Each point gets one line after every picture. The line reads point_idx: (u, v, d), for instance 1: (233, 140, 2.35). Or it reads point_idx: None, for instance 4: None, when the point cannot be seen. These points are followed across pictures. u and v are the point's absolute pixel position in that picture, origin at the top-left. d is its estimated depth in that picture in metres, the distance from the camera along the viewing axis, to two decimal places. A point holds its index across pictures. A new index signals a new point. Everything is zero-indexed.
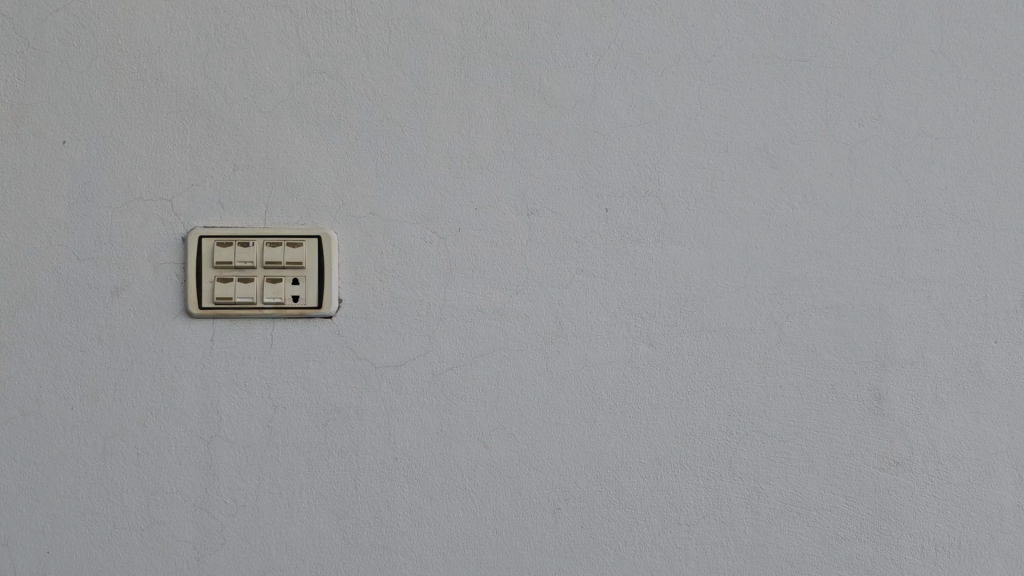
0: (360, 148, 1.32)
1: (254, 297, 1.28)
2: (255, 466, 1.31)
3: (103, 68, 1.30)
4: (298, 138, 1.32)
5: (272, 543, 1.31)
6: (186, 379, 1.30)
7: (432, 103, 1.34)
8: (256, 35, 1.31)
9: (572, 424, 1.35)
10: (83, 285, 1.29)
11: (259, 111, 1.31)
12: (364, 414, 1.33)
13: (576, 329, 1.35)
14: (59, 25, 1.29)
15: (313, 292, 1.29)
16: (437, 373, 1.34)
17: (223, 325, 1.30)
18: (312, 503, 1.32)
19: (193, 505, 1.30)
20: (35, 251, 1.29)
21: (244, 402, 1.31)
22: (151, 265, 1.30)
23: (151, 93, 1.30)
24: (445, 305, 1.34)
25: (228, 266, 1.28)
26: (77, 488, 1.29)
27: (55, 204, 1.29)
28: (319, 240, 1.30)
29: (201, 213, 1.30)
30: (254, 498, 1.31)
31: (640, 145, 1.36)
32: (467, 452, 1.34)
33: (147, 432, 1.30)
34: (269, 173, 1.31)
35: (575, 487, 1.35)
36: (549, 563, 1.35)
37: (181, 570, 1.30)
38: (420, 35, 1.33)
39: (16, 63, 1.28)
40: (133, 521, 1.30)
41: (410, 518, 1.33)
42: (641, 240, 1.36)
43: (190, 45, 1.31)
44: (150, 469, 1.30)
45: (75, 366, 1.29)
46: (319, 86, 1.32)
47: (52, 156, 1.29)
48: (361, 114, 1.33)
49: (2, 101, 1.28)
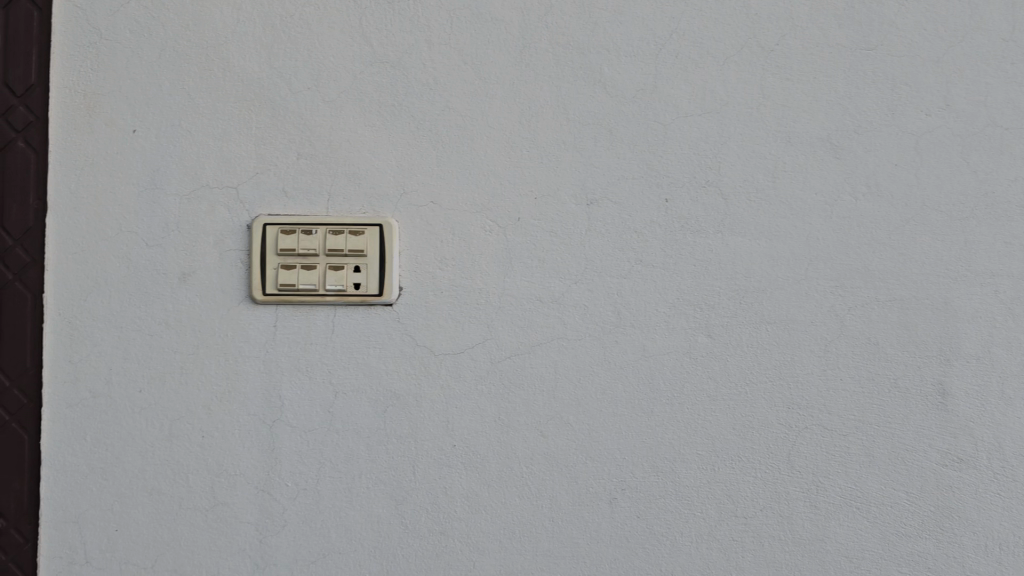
0: (421, 138, 1.34)
1: (316, 284, 1.30)
2: (316, 451, 1.33)
3: (171, 58, 1.32)
4: (361, 128, 1.33)
5: (332, 526, 1.34)
6: (250, 364, 1.33)
7: (493, 92, 1.34)
8: (320, 26, 1.33)
9: (629, 415, 1.35)
10: (151, 271, 1.32)
11: (323, 101, 1.33)
12: (423, 402, 1.34)
13: (635, 320, 1.35)
14: (131, 16, 1.32)
15: (375, 279, 1.31)
16: (496, 362, 1.34)
17: (286, 311, 1.33)
18: (371, 488, 1.34)
19: (256, 488, 1.33)
20: (106, 237, 1.32)
21: (306, 387, 1.33)
22: (217, 252, 1.32)
23: (218, 83, 1.32)
24: (504, 295, 1.34)
25: (292, 254, 1.30)
26: (145, 469, 1.33)
27: (125, 191, 1.32)
28: (380, 229, 1.31)
29: (266, 202, 1.32)
30: (315, 482, 1.33)
31: (701, 135, 1.35)
32: (525, 440, 1.35)
33: (212, 415, 1.33)
34: (331, 162, 1.33)
35: (631, 477, 1.35)
36: (605, 552, 1.35)
37: (243, 551, 1.33)
38: (482, 26, 1.34)
39: (89, 53, 1.32)
40: (197, 502, 1.33)
41: (467, 505, 1.34)
42: (700, 231, 1.35)
43: (255, 36, 1.33)
44: (214, 451, 1.33)
45: (143, 350, 1.32)
46: (381, 76, 1.33)
47: (121, 145, 1.32)
48: (423, 104, 1.33)
49: (75, 91, 1.32)
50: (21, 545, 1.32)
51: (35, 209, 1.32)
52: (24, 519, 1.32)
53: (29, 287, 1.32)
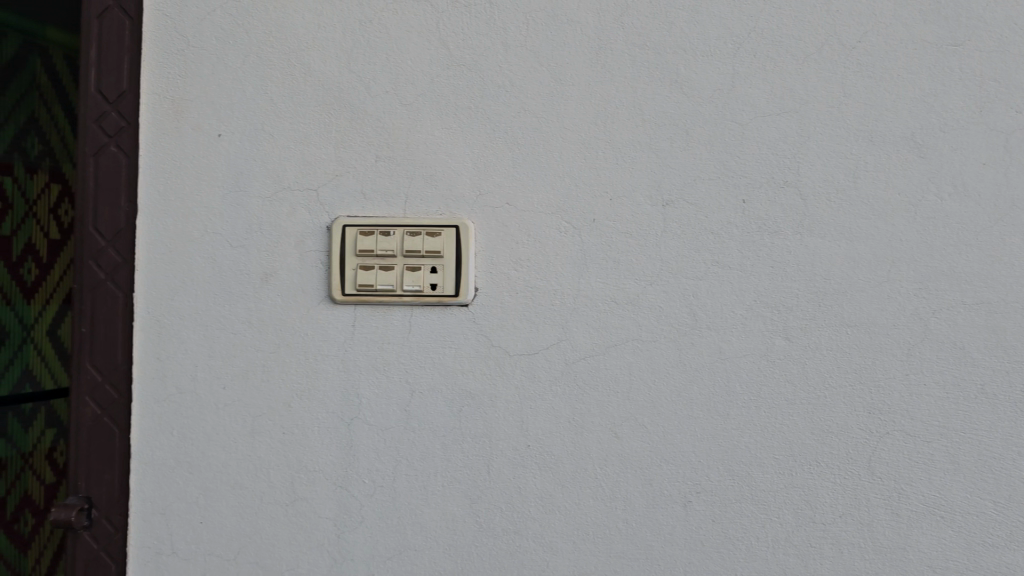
0: (497, 140, 1.34)
1: (394, 284, 1.33)
2: (393, 448, 1.35)
3: (255, 64, 1.36)
4: (437, 130, 1.35)
5: (408, 523, 1.36)
6: (329, 363, 1.36)
7: (569, 93, 1.34)
8: (398, 30, 1.35)
9: (705, 418, 1.34)
10: (235, 271, 1.36)
11: (400, 104, 1.35)
12: (498, 401, 1.35)
13: (711, 321, 1.34)
14: (216, 23, 1.36)
15: (451, 280, 1.33)
16: (571, 363, 1.35)
17: (364, 311, 1.35)
18: (447, 486, 1.35)
19: (335, 484, 1.36)
20: (192, 238, 1.36)
21: (383, 386, 1.35)
22: (298, 252, 1.35)
23: (300, 87, 1.35)
24: (579, 296, 1.34)
25: (370, 255, 1.33)
26: (228, 463, 1.36)
27: (210, 193, 1.36)
28: (457, 230, 1.33)
29: (345, 204, 1.35)
30: (392, 479, 1.35)
31: (780, 135, 1.33)
32: (599, 442, 1.35)
33: (292, 412, 1.36)
34: (409, 164, 1.35)
35: (707, 481, 1.34)
36: (679, 555, 1.34)
37: (322, 545, 1.36)
38: (557, 27, 1.34)
39: (177, 60, 1.36)
40: (278, 497, 1.36)
41: (541, 505, 1.35)
42: (778, 232, 1.33)
43: (335, 41, 1.35)
44: (294, 447, 1.36)
45: (227, 348, 1.36)
46: (458, 78, 1.34)
47: (207, 149, 1.36)
48: (499, 105, 1.34)
49: (164, 97, 1.36)
50: (111, 534, 1.37)
51: (126, 211, 1.37)
52: (114, 509, 1.37)
53: (119, 285, 1.37)
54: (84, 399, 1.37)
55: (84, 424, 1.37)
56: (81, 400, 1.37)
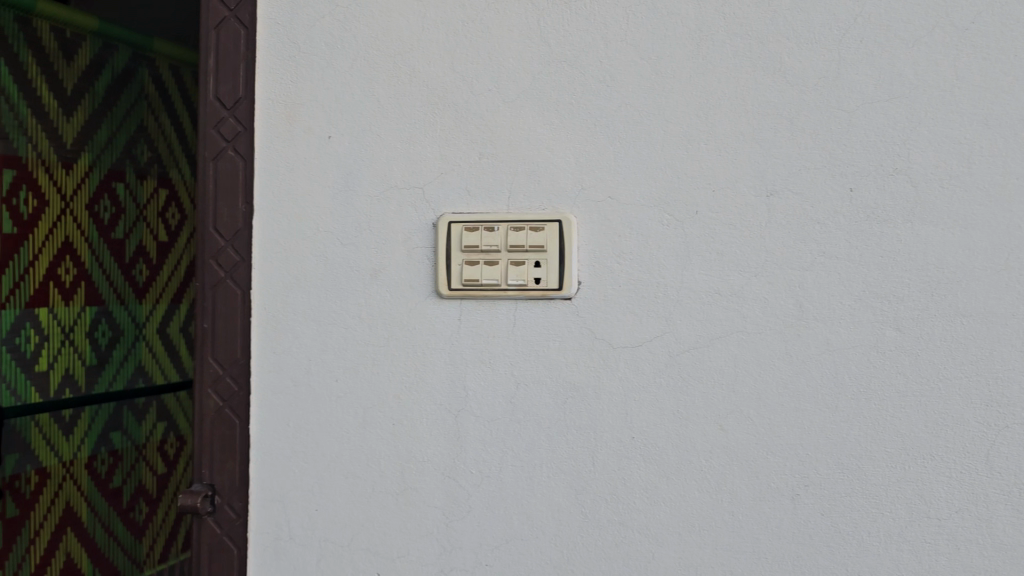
0: (598, 135, 1.36)
1: (499, 279, 1.36)
2: (499, 440, 1.38)
3: (363, 67, 1.40)
4: (539, 126, 1.37)
5: (514, 513, 1.38)
6: (436, 356, 1.39)
7: (669, 86, 1.34)
8: (500, 29, 1.37)
9: (812, 410, 1.32)
10: (345, 268, 1.41)
11: (503, 101, 1.37)
12: (602, 393, 1.36)
13: (818, 313, 1.32)
14: (326, 29, 1.41)
15: (555, 273, 1.35)
16: (675, 355, 1.35)
17: (470, 305, 1.38)
18: (552, 477, 1.37)
19: (443, 474, 1.39)
20: (305, 236, 1.42)
21: (489, 378, 1.38)
22: (405, 249, 1.39)
23: (405, 88, 1.39)
24: (682, 287, 1.35)
25: (475, 250, 1.36)
26: (341, 453, 1.42)
27: (321, 193, 1.41)
28: (560, 224, 1.35)
29: (450, 201, 1.38)
30: (498, 470, 1.38)
31: (889, 122, 1.30)
32: (704, 434, 1.34)
33: (401, 404, 1.40)
34: (511, 160, 1.37)
35: (815, 473, 1.33)
36: (788, 549, 1.33)
37: (431, 533, 1.40)
38: (657, 20, 1.34)
39: (290, 66, 1.42)
40: (389, 486, 1.41)
41: (647, 496, 1.36)
42: (888, 221, 1.30)
43: (438, 43, 1.38)
44: (403, 438, 1.40)
45: (339, 341, 1.41)
46: (559, 75, 1.36)
47: (318, 150, 1.41)
48: (599, 100, 1.35)
49: (278, 102, 1.42)
50: (233, 520, 1.45)
51: (243, 212, 1.43)
52: (236, 496, 1.44)
53: (238, 283, 1.43)
54: (207, 392, 1.44)
55: (207, 415, 1.45)
56: (205, 392, 1.45)
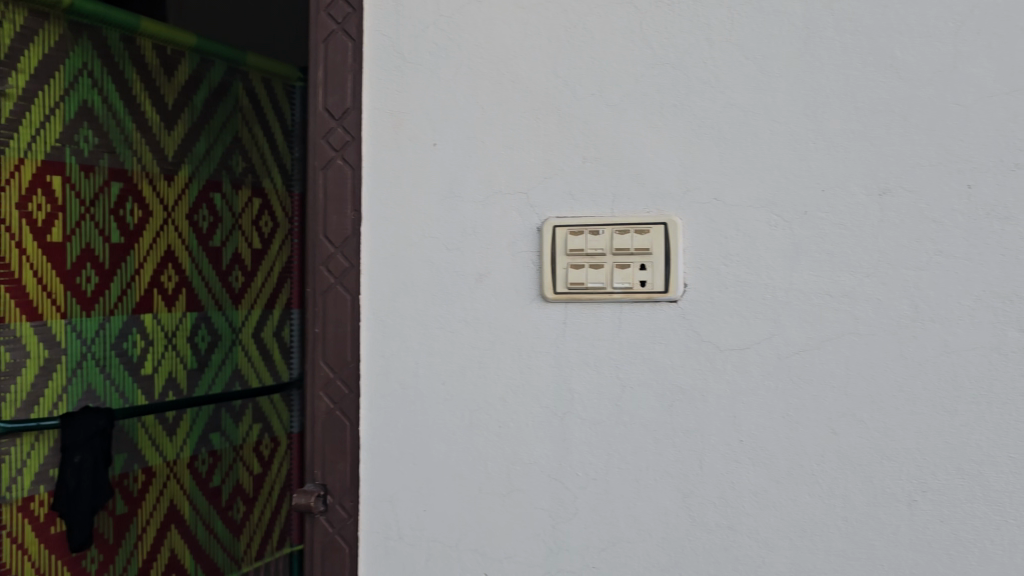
0: (703, 136, 1.35)
1: (604, 282, 1.36)
2: (605, 442, 1.39)
3: (467, 75, 1.42)
4: (643, 129, 1.36)
5: (621, 515, 1.38)
6: (542, 359, 1.40)
7: (776, 85, 1.32)
8: (602, 33, 1.38)
9: (930, 414, 1.28)
10: (451, 273, 1.43)
11: (606, 105, 1.38)
12: (709, 396, 1.35)
13: (935, 313, 1.28)
14: (431, 39, 1.44)
15: (660, 275, 1.35)
16: (784, 357, 1.33)
17: (575, 308, 1.39)
18: (659, 480, 1.37)
19: (549, 476, 1.41)
20: (412, 242, 1.45)
21: (594, 381, 1.39)
22: (509, 253, 1.41)
23: (509, 94, 1.41)
24: (791, 289, 1.32)
25: (580, 254, 1.37)
26: (448, 455, 1.44)
27: (427, 200, 1.44)
28: (665, 227, 1.35)
29: (555, 205, 1.39)
30: (604, 472, 1.39)
31: (1009, 115, 1.25)
32: (816, 438, 1.32)
33: (507, 406, 1.42)
34: (615, 164, 1.37)
35: (933, 479, 1.28)
36: (905, 556, 1.29)
37: (538, 535, 1.41)
38: (763, 19, 1.32)
39: (396, 76, 1.45)
40: (495, 488, 1.42)
41: (756, 500, 1.34)
42: (1010, 219, 1.25)
43: (541, 49, 1.40)
44: (510, 440, 1.42)
45: (445, 345, 1.44)
46: (662, 77, 1.36)
47: (423, 158, 1.44)
48: (704, 101, 1.34)
49: (385, 112, 1.46)
50: (345, 519, 1.49)
51: (352, 219, 1.47)
52: (347, 496, 1.49)
53: (348, 288, 1.48)
54: (319, 394, 1.49)
55: (319, 416, 1.50)
56: (316, 394, 1.50)
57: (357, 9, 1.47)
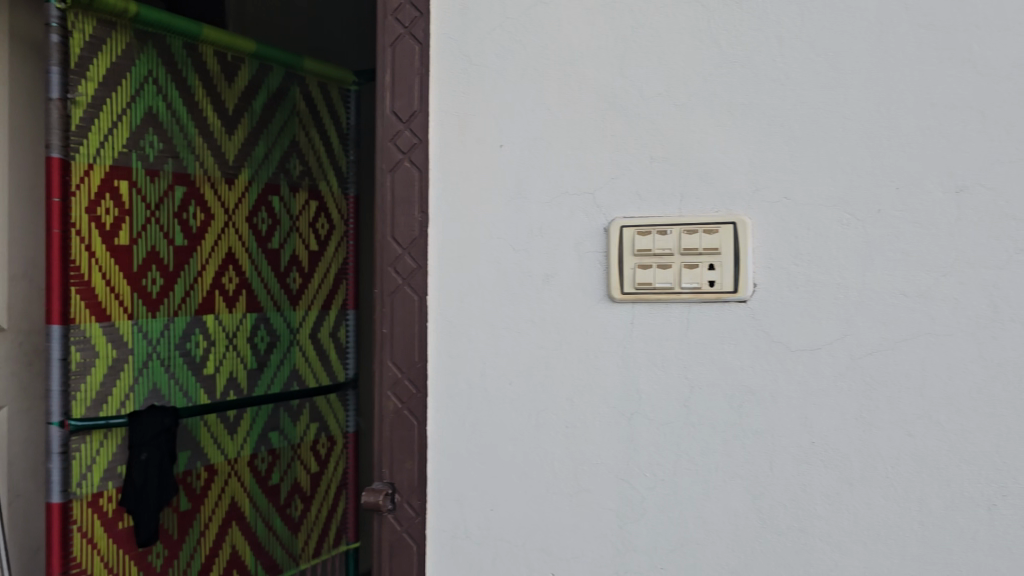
0: (773, 134, 1.33)
1: (672, 282, 1.36)
2: (674, 443, 1.38)
3: (533, 76, 1.43)
4: (711, 128, 1.36)
5: (690, 516, 1.38)
6: (609, 359, 1.40)
7: (848, 82, 1.30)
8: (669, 32, 1.37)
9: (1010, 417, 1.23)
10: (518, 274, 1.44)
11: (673, 104, 1.37)
12: (779, 397, 1.34)
13: (1016, 314, 1.23)
14: (497, 41, 1.45)
15: (729, 276, 1.34)
16: (857, 358, 1.30)
17: (643, 309, 1.39)
18: (728, 481, 1.36)
19: (617, 476, 1.40)
20: (479, 243, 1.46)
21: (662, 381, 1.38)
22: (576, 254, 1.42)
23: (575, 95, 1.41)
24: (865, 289, 1.30)
25: (648, 254, 1.37)
26: (515, 455, 1.45)
27: (493, 201, 1.45)
28: (734, 227, 1.34)
29: (622, 206, 1.39)
30: (673, 473, 1.38)
31: None
32: (890, 440, 1.29)
33: (574, 407, 1.42)
34: (683, 164, 1.37)
35: (1014, 482, 1.23)
36: (984, 563, 1.25)
37: (606, 535, 1.41)
38: (834, 15, 1.30)
39: (463, 79, 1.47)
40: (562, 488, 1.43)
41: (828, 503, 1.32)
42: None
43: (607, 50, 1.40)
44: (577, 440, 1.42)
45: (513, 345, 1.45)
46: (731, 76, 1.35)
47: (490, 160, 1.46)
48: (774, 100, 1.33)
49: (452, 114, 1.48)
50: (413, 517, 1.51)
51: (419, 221, 1.50)
52: (414, 494, 1.51)
53: (415, 290, 1.50)
54: (387, 393, 1.52)
55: (387, 416, 1.52)
56: (385, 393, 1.52)
57: (424, 13, 1.49)
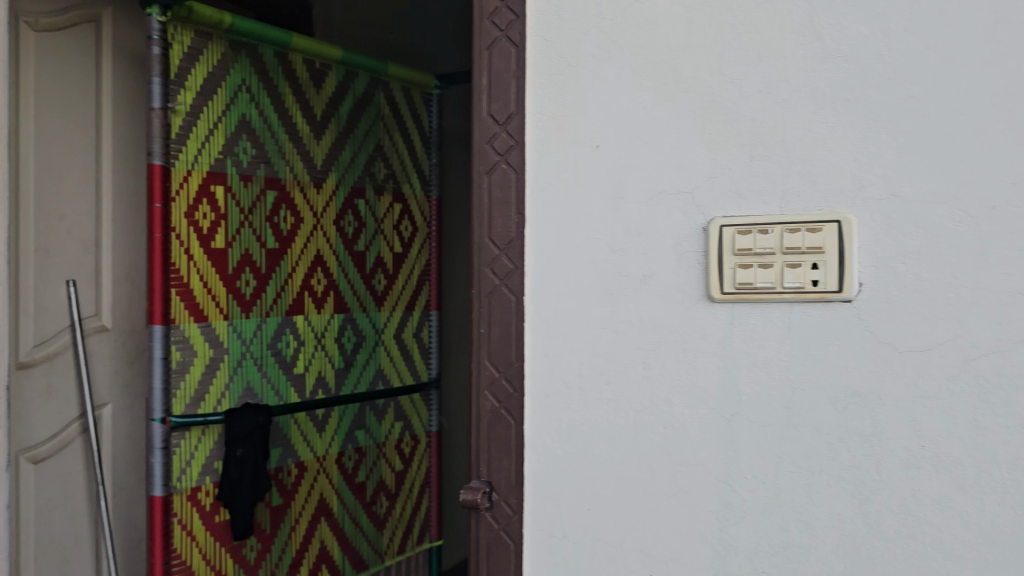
0: (879, 130, 1.29)
1: (774, 282, 1.34)
2: (776, 445, 1.36)
3: (629, 76, 1.43)
4: (815, 125, 1.33)
5: (793, 521, 1.35)
6: (708, 360, 1.39)
7: (960, 74, 1.24)
8: (769, 29, 1.35)
9: None
10: (615, 274, 1.45)
11: (774, 102, 1.35)
12: (887, 400, 1.29)
13: None
14: (593, 42, 1.46)
15: (834, 275, 1.31)
16: (970, 360, 1.24)
17: (743, 309, 1.37)
18: (833, 485, 1.32)
19: (717, 478, 1.39)
20: (576, 244, 1.47)
21: (764, 383, 1.36)
22: (675, 254, 1.41)
23: (673, 94, 1.41)
24: (978, 288, 1.24)
25: (748, 253, 1.35)
26: (612, 455, 1.45)
27: (590, 201, 1.46)
28: (839, 225, 1.31)
29: (721, 205, 1.38)
30: (775, 476, 1.36)
31: None
32: (1007, 445, 1.22)
33: (672, 407, 1.41)
34: (785, 161, 1.35)
35: None
36: None
37: (705, 538, 1.40)
38: (945, 5, 1.25)
39: (559, 80, 1.48)
40: (661, 488, 1.42)
41: (940, 510, 1.26)
42: None
43: (705, 48, 1.39)
44: (675, 441, 1.41)
45: (610, 345, 1.45)
46: (835, 71, 1.32)
47: (587, 160, 1.47)
48: (880, 94, 1.29)
49: (548, 115, 1.50)
50: (510, 516, 1.53)
51: (516, 221, 1.52)
52: (512, 493, 1.53)
53: (513, 291, 1.52)
54: (485, 393, 1.55)
55: (485, 416, 1.55)
56: (482, 393, 1.55)
57: (520, 16, 1.51)
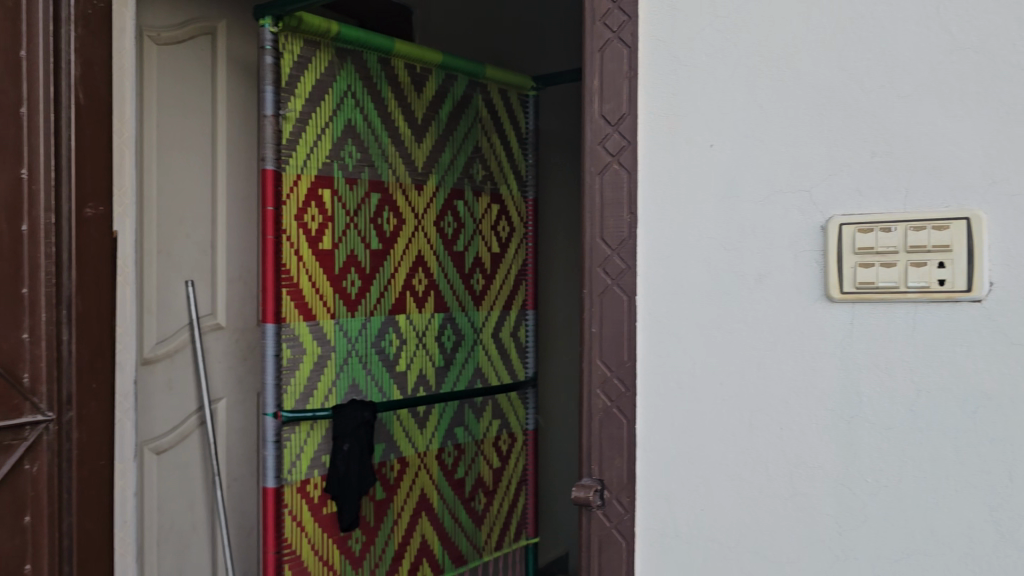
0: (1013, 123, 1.24)
1: (898, 281, 1.30)
2: (899, 449, 1.32)
3: (745, 74, 1.43)
4: (941, 119, 1.28)
5: (918, 527, 1.31)
6: (827, 360, 1.37)
7: None
8: (892, 22, 1.32)
9: None
10: (729, 273, 1.44)
11: (897, 96, 1.31)
12: (1021, 403, 1.23)
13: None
14: (707, 41, 1.46)
15: (962, 274, 1.26)
16: None
17: (864, 309, 1.34)
18: (961, 490, 1.27)
19: (836, 481, 1.36)
20: (689, 243, 1.48)
21: (886, 385, 1.33)
22: (791, 253, 1.39)
23: (790, 91, 1.39)
24: None
25: (870, 252, 1.32)
26: (726, 455, 1.45)
27: (703, 200, 1.46)
28: (967, 222, 1.26)
29: (841, 203, 1.36)
30: (898, 480, 1.32)
31: None
32: None
33: (789, 407, 1.40)
34: (909, 157, 1.31)
35: None
36: None
37: (823, 541, 1.37)
38: None
39: (673, 80, 1.49)
40: (777, 490, 1.41)
41: None
42: None
43: (824, 43, 1.37)
44: (792, 443, 1.39)
45: (724, 344, 1.45)
46: (963, 63, 1.27)
47: (701, 159, 1.47)
48: (1014, 86, 1.23)
49: (661, 115, 1.50)
50: (622, 515, 1.54)
51: (628, 221, 1.53)
52: (624, 491, 1.54)
53: (625, 291, 1.53)
54: (596, 393, 1.57)
55: (596, 414, 1.57)
56: (594, 392, 1.57)
57: (632, 17, 1.52)
